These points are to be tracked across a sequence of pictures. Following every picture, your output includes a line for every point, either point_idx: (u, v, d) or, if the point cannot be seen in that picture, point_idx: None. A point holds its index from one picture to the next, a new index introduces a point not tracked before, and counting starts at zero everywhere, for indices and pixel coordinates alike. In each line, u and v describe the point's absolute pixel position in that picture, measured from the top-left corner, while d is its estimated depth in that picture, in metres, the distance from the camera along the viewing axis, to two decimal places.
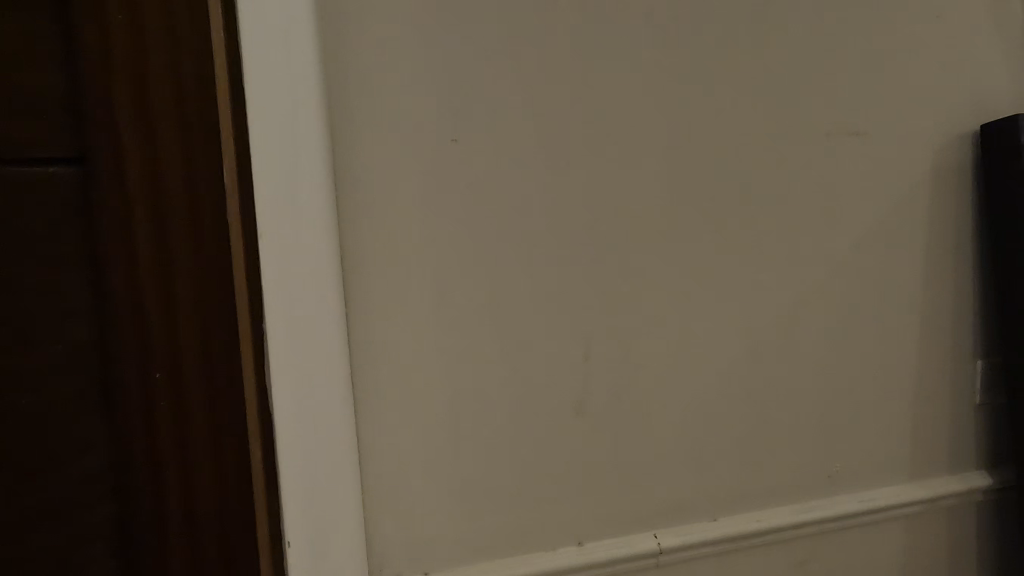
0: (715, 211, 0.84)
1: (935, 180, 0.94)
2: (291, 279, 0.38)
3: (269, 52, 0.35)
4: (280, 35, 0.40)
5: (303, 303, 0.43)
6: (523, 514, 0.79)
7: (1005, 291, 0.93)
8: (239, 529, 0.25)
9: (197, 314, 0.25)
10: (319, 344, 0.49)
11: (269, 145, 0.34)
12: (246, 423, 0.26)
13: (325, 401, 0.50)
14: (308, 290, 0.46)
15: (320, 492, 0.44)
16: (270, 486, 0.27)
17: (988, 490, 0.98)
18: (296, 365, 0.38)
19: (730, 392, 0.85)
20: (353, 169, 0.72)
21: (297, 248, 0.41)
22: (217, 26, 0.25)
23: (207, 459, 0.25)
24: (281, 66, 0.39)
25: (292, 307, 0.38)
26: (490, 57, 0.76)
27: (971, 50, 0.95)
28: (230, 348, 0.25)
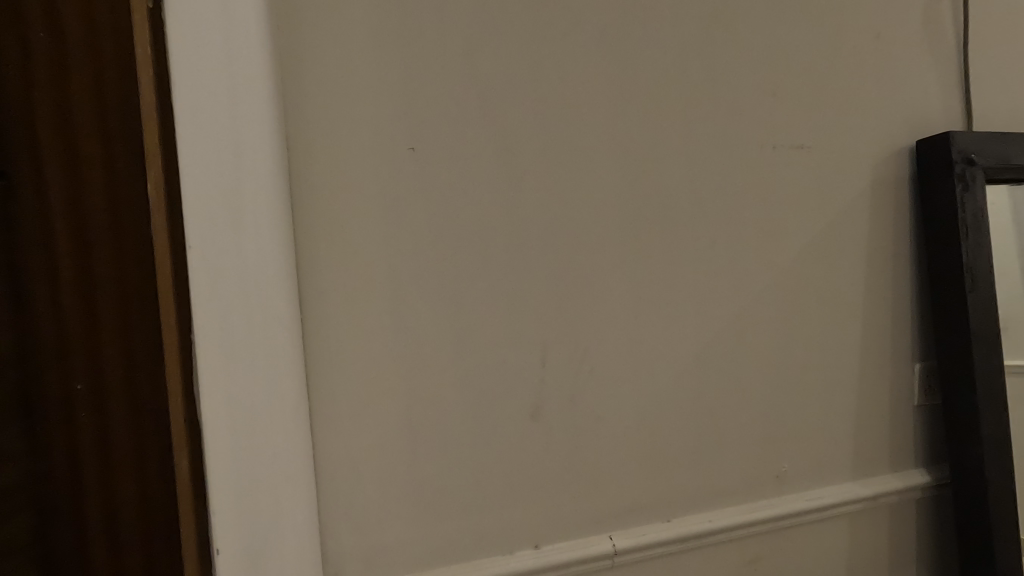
0: (667, 221, 0.86)
1: (876, 193, 0.99)
2: (230, 275, 0.38)
3: (202, 51, 0.35)
4: (217, 39, 0.39)
5: (242, 311, 0.42)
6: (481, 518, 0.80)
7: (939, 297, 0.98)
8: (163, 520, 0.26)
9: (120, 312, 0.25)
10: (264, 342, 0.50)
11: (203, 151, 0.33)
12: (171, 418, 0.26)
13: (270, 401, 0.50)
14: (253, 287, 0.46)
15: (260, 501, 0.43)
16: (198, 494, 0.28)
17: (927, 487, 1.03)
18: (231, 375, 0.37)
19: (683, 396, 0.88)
20: (310, 175, 0.73)
21: (237, 255, 0.41)
22: (142, 39, 0.26)
23: (128, 455, 0.25)
24: (217, 69, 0.38)
25: (228, 314, 0.37)
26: (436, 71, 0.76)
27: (907, 69, 1.01)
28: (152, 345, 0.25)
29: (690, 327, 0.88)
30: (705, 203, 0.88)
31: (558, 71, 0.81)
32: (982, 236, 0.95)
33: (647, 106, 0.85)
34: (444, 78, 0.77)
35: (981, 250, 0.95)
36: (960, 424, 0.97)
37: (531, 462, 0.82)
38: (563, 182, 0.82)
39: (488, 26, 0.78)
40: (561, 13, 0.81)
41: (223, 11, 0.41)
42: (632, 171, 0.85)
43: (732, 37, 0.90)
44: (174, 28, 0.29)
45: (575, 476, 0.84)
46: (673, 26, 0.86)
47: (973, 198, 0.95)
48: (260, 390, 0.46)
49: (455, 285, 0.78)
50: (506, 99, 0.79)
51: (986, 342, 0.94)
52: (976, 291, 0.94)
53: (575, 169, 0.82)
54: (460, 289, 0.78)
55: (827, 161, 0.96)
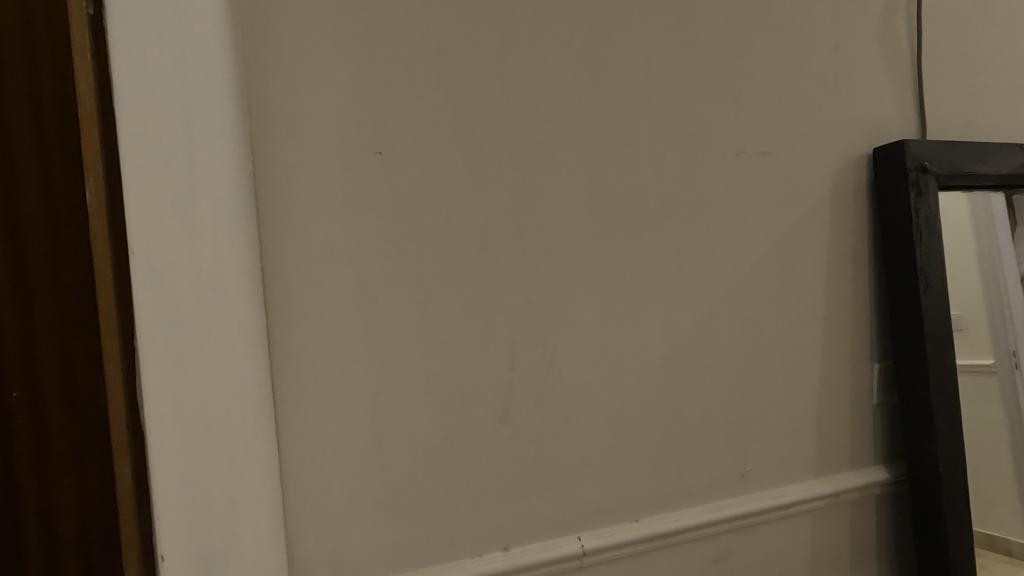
0: (634, 225, 0.88)
1: (835, 199, 1.03)
2: (183, 278, 0.39)
3: (154, 62, 0.36)
4: (171, 44, 0.40)
5: (198, 316, 0.42)
6: (450, 522, 0.80)
7: (896, 300, 1.02)
8: (102, 514, 0.27)
9: (57, 315, 0.26)
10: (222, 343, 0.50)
11: (149, 157, 0.34)
12: (111, 414, 0.28)
13: (229, 402, 0.50)
14: (210, 289, 0.46)
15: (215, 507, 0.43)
16: (141, 495, 0.29)
17: (886, 484, 1.06)
18: (183, 380, 0.37)
19: (650, 397, 0.90)
20: (275, 179, 0.72)
21: (193, 259, 0.42)
22: (82, 59, 0.28)
23: (65, 453, 0.26)
24: (169, 74, 0.38)
25: (178, 318, 0.37)
26: (403, 77, 0.77)
27: (864, 79, 1.04)
28: (89, 345, 0.27)
29: (657, 330, 0.90)
30: (671, 208, 0.90)
31: (525, 79, 0.82)
32: (935, 240, 0.99)
33: (614, 113, 0.87)
34: (411, 83, 0.77)
35: (936, 254, 0.98)
36: (916, 422, 1.00)
37: (499, 465, 0.82)
38: (531, 187, 0.83)
39: (456, 32, 0.79)
40: (528, 20, 0.83)
41: (176, 15, 0.41)
42: (599, 176, 0.86)
43: (696, 46, 0.92)
44: (120, 45, 0.31)
45: (544, 477, 0.84)
46: (639, 35, 0.88)
47: (926, 204, 0.98)
48: (218, 391, 0.46)
49: (423, 289, 0.78)
50: (475, 105, 0.80)
51: (939, 343, 0.98)
52: (930, 292, 0.97)
53: (544, 174, 0.83)
54: (428, 293, 0.79)
55: (788, 167, 0.98)
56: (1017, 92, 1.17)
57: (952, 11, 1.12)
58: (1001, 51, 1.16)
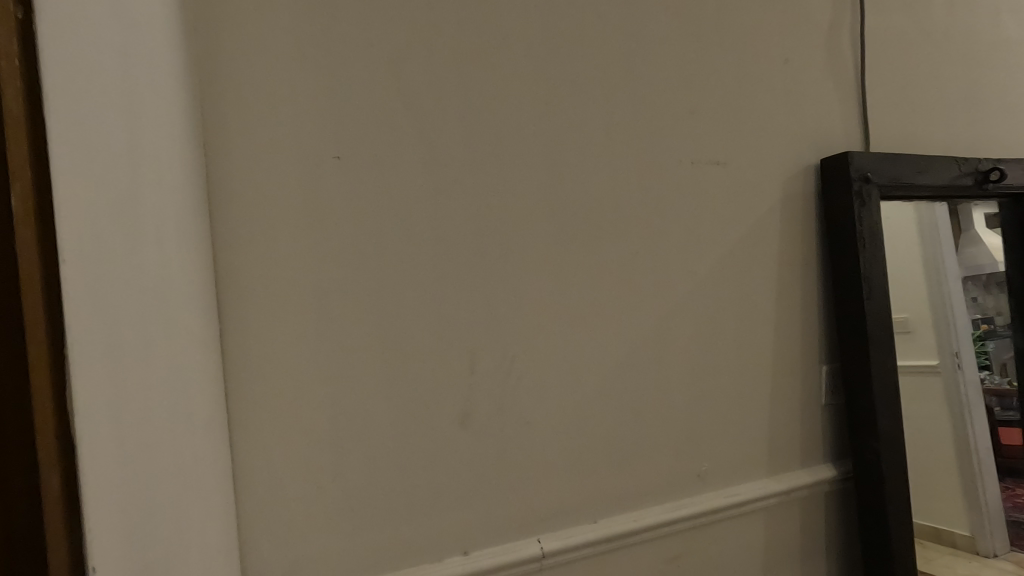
0: (592, 231, 0.90)
1: (786, 208, 1.07)
2: (124, 281, 0.38)
3: (94, 64, 0.36)
4: (113, 44, 0.39)
5: (141, 321, 0.41)
6: (408, 527, 0.80)
7: (842, 306, 1.06)
8: (23, 515, 0.28)
9: None
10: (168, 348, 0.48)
11: (87, 162, 0.34)
12: (36, 423, 0.29)
13: (174, 408, 0.49)
14: (154, 291, 0.45)
15: (159, 517, 0.42)
16: (70, 502, 0.30)
17: (833, 481, 1.10)
18: (121, 386, 0.37)
19: (608, 399, 0.91)
20: (230, 183, 0.71)
21: (136, 262, 0.41)
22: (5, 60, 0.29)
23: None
24: (110, 77, 0.38)
25: (118, 324, 0.37)
26: (362, 83, 0.77)
27: (812, 93, 1.09)
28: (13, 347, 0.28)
29: (615, 334, 0.92)
30: (628, 215, 0.92)
31: (484, 86, 0.83)
32: (877, 248, 1.04)
33: (572, 122, 0.89)
34: (371, 88, 0.77)
35: (877, 261, 1.04)
36: (861, 422, 1.05)
37: (459, 469, 0.83)
38: (491, 194, 0.84)
39: (415, 39, 0.80)
40: (487, 30, 0.84)
41: (116, 15, 0.40)
42: (558, 183, 0.88)
43: (652, 58, 0.95)
44: (53, 51, 0.32)
45: (504, 480, 0.85)
46: (595, 47, 0.91)
47: (869, 213, 1.04)
48: (163, 397, 0.46)
49: (382, 294, 0.78)
50: (435, 111, 0.81)
51: (881, 345, 1.03)
52: (873, 297, 1.03)
53: (503, 179, 0.84)
54: (388, 298, 0.79)
55: (741, 176, 1.02)
56: (954, 107, 1.24)
57: (893, 30, 1.18)
58: (937, 68, 1.23)
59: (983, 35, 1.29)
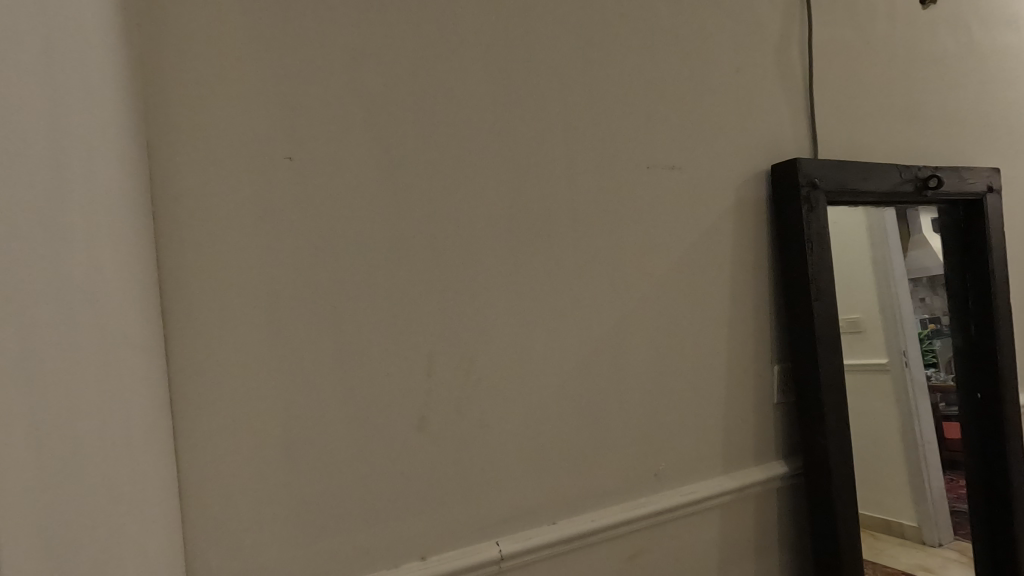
0: (549, 233, 0.91)
1: (739, 212, 1.10)
2: (36, 276, 0.38)
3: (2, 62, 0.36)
4: (25, 38, 0.39)
5: (57, 315, 0.40)
6: (364, 533, 0.79)
7: (792, 307, 1.10)
8: None
9: None
10: (99, 346, 0.47)
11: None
12: None
13: (105, 408, 0.48)
14: (78, 287, 0.44)
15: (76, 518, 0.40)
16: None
17: (785, 477, 1.13)
18: (34, 386, 0.37)
19: (566, 400, 0.92)
20: (174, 183, 0.69)
21: (53, 256, 0.40)
22: None
23: None
24: (17, 55, 0.38)
25: (30, 320, 0.37)
26: (314, 83, 0.76)
27: (762, 101, 1.13)
28: None
29: (573, 337, 0.93)
30: (584, 218, 0.93)
31: (439, 88, 0.83)
32: (824, 251, 1.08)
33: (528, 125, 0.89)
34: (324, 90, 0.76)
35: (824, 264, 1.07)
36: (810, 419, 1.09)
37: (418, 474, 0.82)
38: (448, 196, 0.84)
39: (369, 40, 0.79)
40: (444, 32, 0.84)
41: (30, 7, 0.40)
42: (515, 186, 0.88)
43: (607, 64, 0.96)
44: None
45: (461, 484, 0.85)
46: (552, 52, 0.92)
47: (817, 217, 1.08)
48: (88, 396, 0.44)
49: (336, 297, 0.77)
50: (390, 113, 0.80)
51: (828, 345, 1.07)
52: (821, 299, 1.06)
53: (459, 182, 0.84)
54: (343, 302, 0.77)
55: (695, 181, 1.04)
56: (896, 117, 1.30)
57: (838, 42, 1.23)
58: (880, 79, 1.28)
59: (923, 49, 1.35)
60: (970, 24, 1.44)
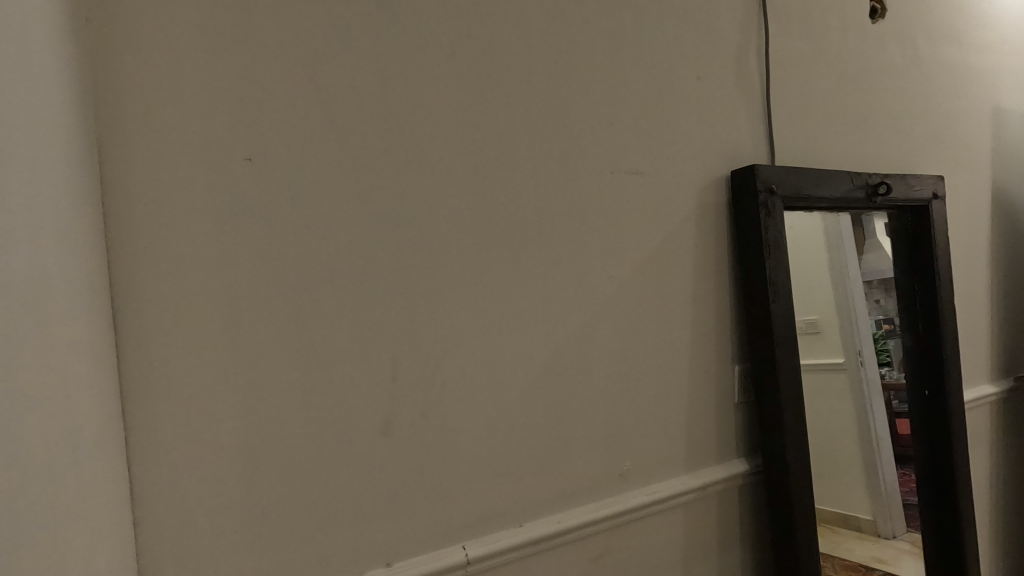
0: (514, 237, 0.91)
1: (700, 216, 1.12)
2: None
3: None
4: None
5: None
6: (327, 541, 0.77)
7: (751, 309, 1.13)
8: None
9: None
10: (42, 351, 0.45)
11: None
12: None
13: (48, 414, 0.46)
14: (21, 289, 0.42)
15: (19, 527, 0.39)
16: None
17: (746, 474, 1.16)
18: None
19: (532, 402, 0.93)
20: (126, 184, 0.67)
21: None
22: None
23: None
24: None
25: None
26: (274, 83, 0.75)
27: (722, 109, 1.16)
28: None
29: (538, 339, 0.93)
30: (549, 221, 0.94)
31: (403, 91, 0.83)
32: (781, 255, 1.11)
33: (492, 129, 0.90)
34: (284, 91, 0.75)
35: (781, 267, 1.11)
36: (769, 418, 1.12)
37: (382, 479, 0.81)
38: (413, 200, 0.83)
39: (331, 42, 0.78)
40: (407, 35, 0.83)
41: None
42: (480, 190, 0.88)
43: (570, 70, 0.97)
44: None
45: (427, 489, 0.84)
46: (516, 57, 0.92)
47: (774, 222, 1.11)
48: (30, 401, 0.42)
49: (298, 301, 0.76)
50: (352, 115, 0.79)
51: (785, 345, 1.10)
52: (777, 301, 1.10)
53: (423, 185, 0.84)
54: (305, 305, 0.76)
55: (658, 186, 1.06)
56: (847, 126, 1.36)
57: (793, 53, 1.27)
58: (832, 89, 1.33)
59: (872, 61, 1.41)
60: (916, 38, 1.51)
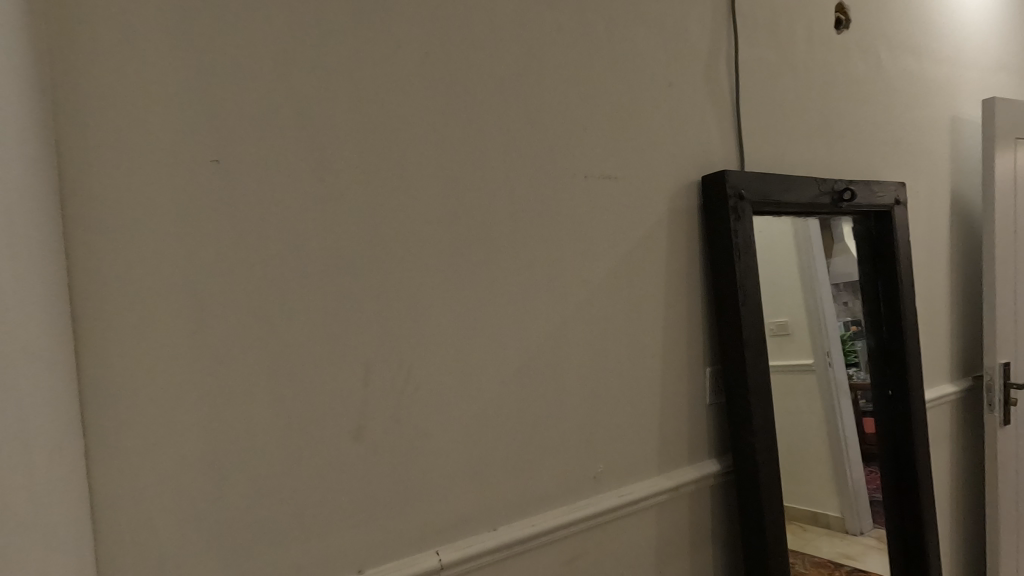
0: (488, 241, 0.91)
1: (672, 220, 1.14)
2: None
3: None
4: None
5: None
6: (297, 549, 0.76)
7: (722, 312, 1.15)
8: None
9: None
10: None
11: None
12: None
13: None
14: None
15: None
16: None
17: (718, 475, 1.18)
18: None
19: (505, 406, 0.93)
20: (86, 185, 0.65)
21: None
22: None
23: None
24: None
25: None
26: (242, 84, 0.73)
27: (692, 115, 1.18)
28: None
29: (511, 344, 0.94)
30: (523, 225, 0.95)
31: (375, 93, 0.82)
32: (750, 259, 1.13)
33: (465, 133, 0.90)
34: (252, 92, 0.74)
35: (750, 271, 1.13)
36: (739, 419, 1.14)
37: (355, 485, 0.80)
38: (385, 203, 0.83)
39: (301, 43, 0.77)
40: (380, 38, 0.83)
41: None
42: (453, 193, 0.88)
43: (543, 75, 0.98)
44: None
45: (399, 495, 0.84)
46: (489, 61, 0.93)
47: (743, 227, 1.13)
48: None
49: (266, 305, 0.75)
50: (322, 118, 0.79)
51: (755, 347, 1.12)
52: (747, 304, 1.12)
53: (396, 188, 0.84)
54: (273, 310, 0.75)
55: (630, 190, 1.08)
56: (813, 134, 1.39)
57: (761, 62, 1.30)
58: (799, 98, 1.37)
59: (837, 71, 1.45)
60: (879, 49, 1.56)
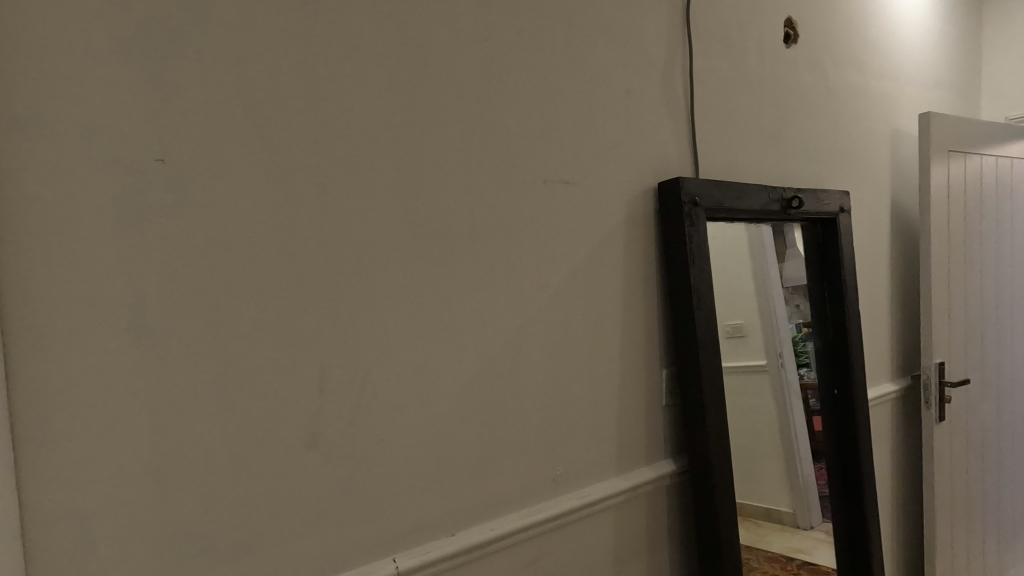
0: (446, 244, 0.91)
1: (629, 226, 1.16)
2: None
3: None
4: None
5: None
6: (246, 561, 0.74)
7: (677, 315, 1.18)
8: None
9: None
10: None
11: None
12: None
13: None
14: None
15: None
16: None
17: (674, 474, 1.21)
18: None
19: (464, 410, 0.93)
20: (19, 182, 0.61)
21: None
22: None
23: None
24: None
25: None
26: (190, 81, 0.71)
27: (649, 123, 1.21)
28: None
29: (471, 347, 0.93)
30: (482, 230, 0.95)
31: (330, 95, 0.81)
32: (704, 264, 1.16)
33: (424, 136, 0.89)
34: (201, 90, 0.72)
35: (704, 275, 1.16)
36: (694, 419, 1.17)
37: (308, 494, 0.78)
38: (340, 205, 0.81)
39: (253, 41, 0.75)
40: (336, 38, 0.82)
41: None
42: (411, 197, 0.88)
43: (503, 80, 0.99)
44: None
45: (355, 502, 0.82)
46: (448, 65, 0.92)
47: (697, 232, 1.16)
48: None
49: (215, 310, 0.72)
50: (276, 117, 0.77)
51: (708, 350, 1.15)
52: (701, 308, 1.15)
53: (352, 191, 0.82)
54: (222, 314, 0.73)
55: (589, 196, 1.09)
56: (764, 143, 1.44)
57: (715, 74, 1.34)
58: (750, 108, 1.42)
59: (786, 84, 1.51)
60: (825, 64, 1.63)
